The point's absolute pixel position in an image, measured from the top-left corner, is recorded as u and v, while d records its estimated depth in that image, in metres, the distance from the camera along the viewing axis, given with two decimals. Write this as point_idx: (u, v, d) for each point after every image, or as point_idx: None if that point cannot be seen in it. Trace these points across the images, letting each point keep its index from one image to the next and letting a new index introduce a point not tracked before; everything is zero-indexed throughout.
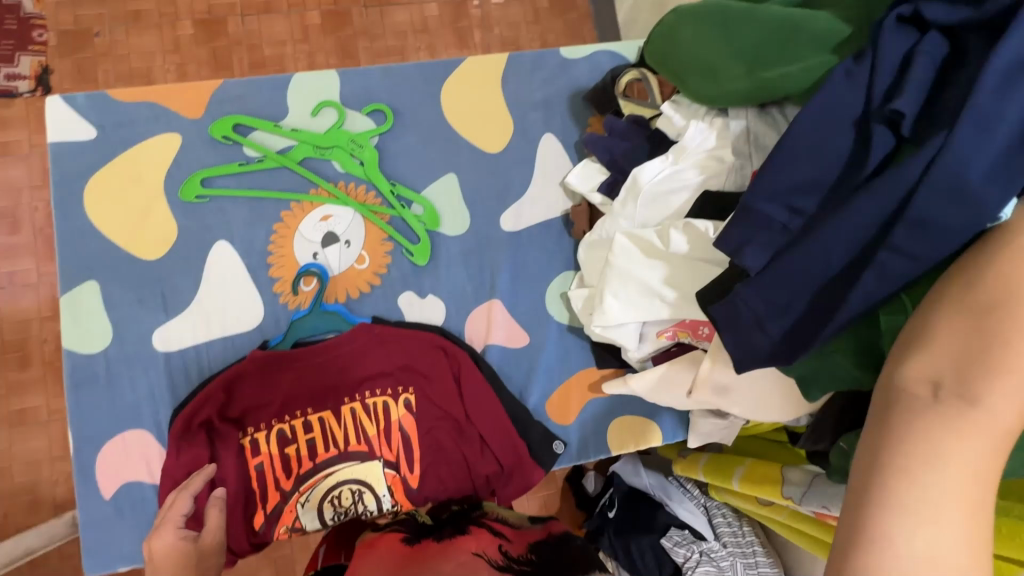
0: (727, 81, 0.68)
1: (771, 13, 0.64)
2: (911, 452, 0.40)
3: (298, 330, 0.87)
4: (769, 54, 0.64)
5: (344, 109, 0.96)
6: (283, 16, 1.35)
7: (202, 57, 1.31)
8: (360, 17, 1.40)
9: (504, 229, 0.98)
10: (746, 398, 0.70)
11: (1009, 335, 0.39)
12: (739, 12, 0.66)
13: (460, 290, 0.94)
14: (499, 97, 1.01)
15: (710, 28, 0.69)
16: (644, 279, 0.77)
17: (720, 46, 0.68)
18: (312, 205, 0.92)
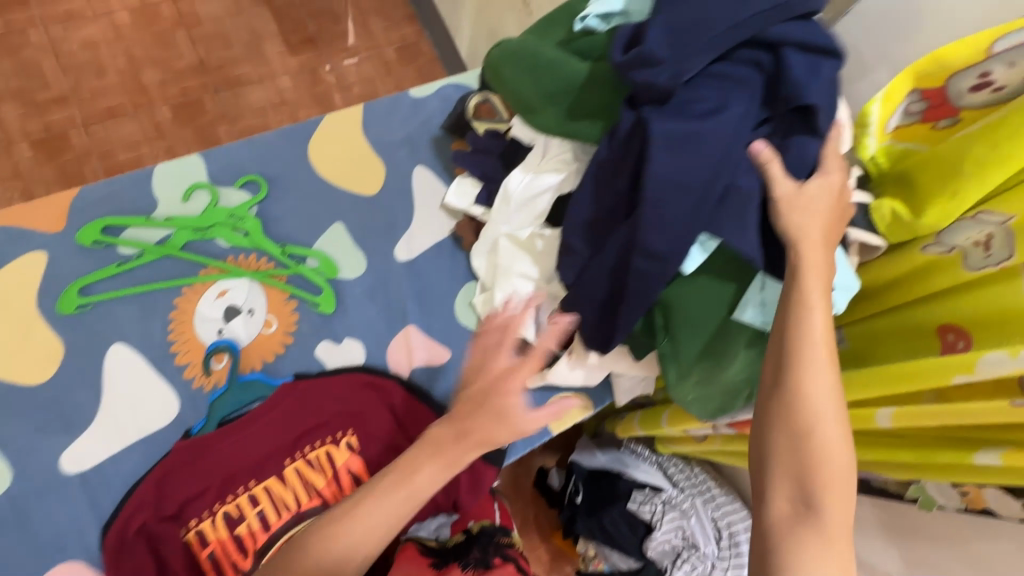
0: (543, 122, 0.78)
1: (572, 62, 0.74)
2: (803, 560, 0.52)
3: (220, 409, 0.86)
4: (569, 102, 0.76)
5: (216, 188, 0.97)
6: (130, 118, 1.72)
7: (50, 175, 1.62)
8: (210, 102, 1.80)
9: (400, 260, 1.02)
10: (620, 360, 0.88)
11: (819, 451, 0.55)
12: (544, 62, 0.76)
13: (374, 327, 0.98)
14: (364, 144, 1.07)
15: (523, 72, 0.78)
16: (521, 272, 0.88)
17: (532, 89, 0.78)
18: (205, 285, 0.92)
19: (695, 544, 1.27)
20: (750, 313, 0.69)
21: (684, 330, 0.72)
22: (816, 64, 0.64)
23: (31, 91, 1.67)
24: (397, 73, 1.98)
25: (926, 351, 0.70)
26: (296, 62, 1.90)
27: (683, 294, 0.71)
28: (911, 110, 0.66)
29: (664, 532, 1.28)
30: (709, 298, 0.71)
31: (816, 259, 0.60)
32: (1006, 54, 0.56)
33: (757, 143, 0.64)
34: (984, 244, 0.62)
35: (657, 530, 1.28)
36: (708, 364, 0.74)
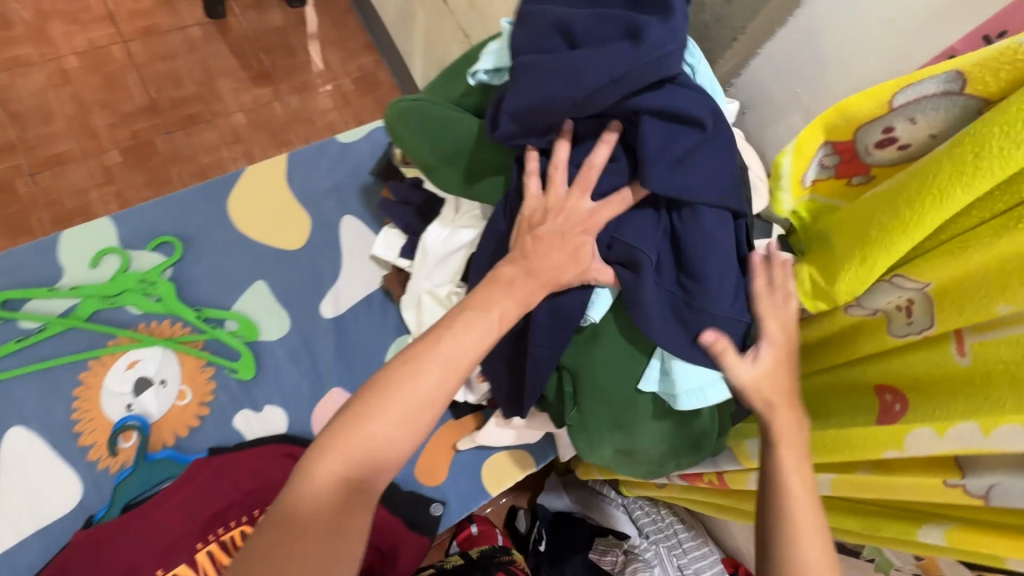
0: (447, 184, 0.77)
1: (465, 121, 0.74)
2: None
3: (125, 493, 0.81)
4: (464, 163, 0.75)
5: (126, 251, 0.92)
6: (80, 163, 1.69)
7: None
8: (163, 143, 1.77)
9: (326, 317, 0.98)
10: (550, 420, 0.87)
11: None
12: (437, 120, 0.74)
13: (296, 392, 0.93)
14: (289, 196, 1.03)
15: (419, 133, 0.76)
16: None
17: (427, 148, 0.76)
18: (113, 357, 0.87)
19: None
20: (648, 384, 0.70)
21: (590, 395, 0.73)
22: (681, 131, 0.60)
23: None
24: (356, 104, 1.95)
25: (864, 413, 0.64)
26: (250, 98, 1.87)
27: (587, 361, 0.72)
28: (824, 165, 0.60)
29: None
30: (612, 372, 0.71)
31: (786, 428, 0.59)
32: (906, 108, 0.51)
33: (708, 334, 0.62)
34: (907, 309, 0.57)
35: None
36: (619, 432, 0.76)
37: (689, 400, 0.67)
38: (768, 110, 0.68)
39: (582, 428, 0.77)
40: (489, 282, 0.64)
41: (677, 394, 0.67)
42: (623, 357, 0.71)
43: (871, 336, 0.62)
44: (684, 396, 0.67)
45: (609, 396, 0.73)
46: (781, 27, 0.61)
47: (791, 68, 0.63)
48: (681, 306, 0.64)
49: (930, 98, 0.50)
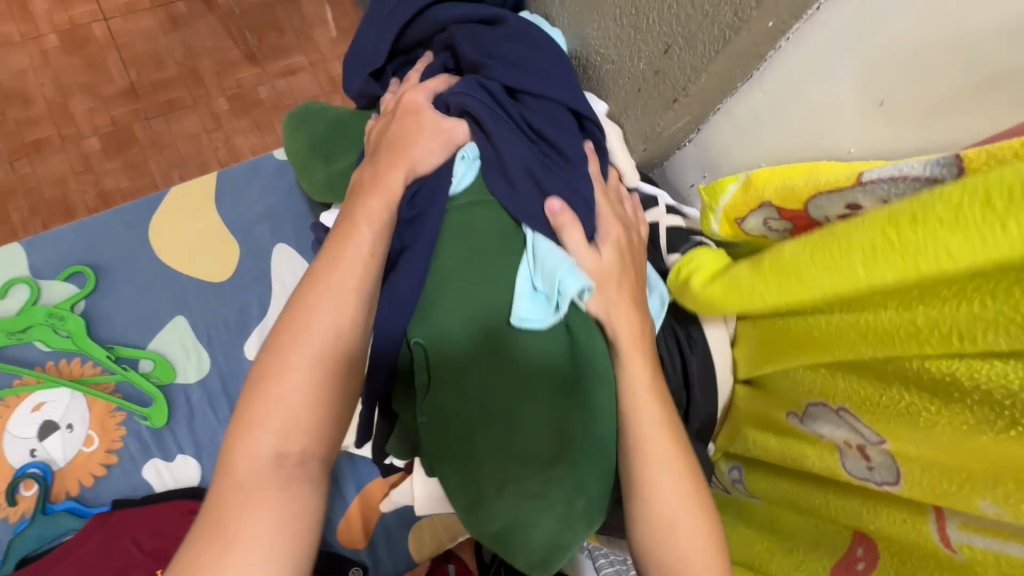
0: (312, 177, 0.69)
1: (342, 112, 0.71)
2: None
3: (21, 548, 0.77)
4: (333, 147, 0.69)
5: (36, 282, 0.86)
6: (58, 151, 1.62)
7: None
8: (144, 130, 1.67)
9: (248, 359, 0.89)
10: None
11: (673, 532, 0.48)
12: (314, 110, 0.72)
13: (212, 439, 0.86)
14: (217, 222, 0.94)
15: (294, 125, 0.71)
16: None
17: (299, 139, 0.71)
18: (18, 398, 0.82)
19: None
20: (524, 305, 0.51)
21: (451, 367, 0.51)
22: (485, 31, 0.60)
23: None
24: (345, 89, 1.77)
25: (825, 548, 0.52)
26: (233, 82, 1.73)
27: (435, 319, 0.51)
28: (773, 228, 0.46)
29: None
30: (472, 296, 0.51)
31: (616, 304, 0.52)
32: (873, 185, 0.36)
33: (553, 200, 0.53)
34: (859, 448, 0.44)
35: None
36: (499, 429, 0.52)
37: (570, 281, 0.49)
38: None
39: (439, 432, 0.53)
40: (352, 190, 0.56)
41: (557, 284, 0.49)
42: (481, 266, 0.52)
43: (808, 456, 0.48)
44: (563, 279, 0.49)
45: (467, 352, 0.51)
46: (745, 83, 0.48)
47: (756, 136, 0.49)
48: (536, 166, 0.54)
49: (911, 179, 0.35)
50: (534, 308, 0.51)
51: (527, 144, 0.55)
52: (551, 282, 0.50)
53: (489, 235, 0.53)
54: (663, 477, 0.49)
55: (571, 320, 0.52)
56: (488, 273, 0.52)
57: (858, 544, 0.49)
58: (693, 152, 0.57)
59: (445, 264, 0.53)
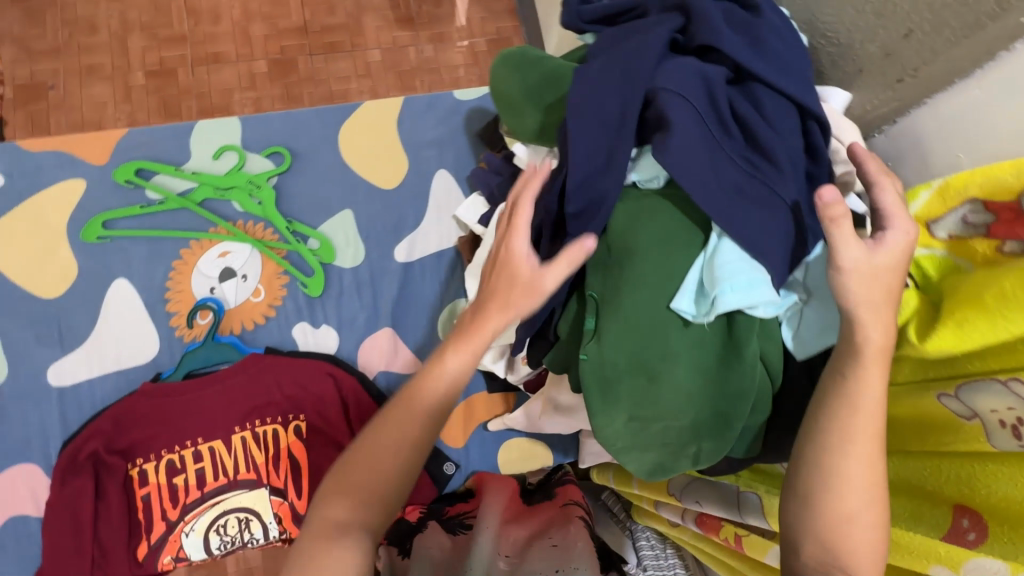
0: (523, 123, 0.76)
1: (552, 61, 0.74)
2: (810, 553, 0.57)
3: (190, 363, 0.91)
4: (547, 96, 0.74)
5: (244, 152, 1.01)
6: (230, 65, 1.72)
7: (151, 105, 1.66)
8: (304, 65, 1.76)
9: (397, 260, 1.01)
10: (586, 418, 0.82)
11: (846, 518, 0.55)
12: (531, 57, 0.75)
13: (352, 318, 0.97)
14: (394, 138, 1.06)
15: (507, 73, 0.76)
16: None
17: (514, 85, 0.75)
18: (210, 242, 0.97)
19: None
20: (684, 298, 0.60)
21: (623, 321, 0.61)
22: (741, 14, 0.63)
23: (155, 25, 1.71)
24: (484, 65, 1.85)
25: (926, 524, 0.56)
26: (389, 38, 1.83)
27: (620, 280, 0.62)
28: (971, 224, 0.52)
29: None
30: (661, 269, 0.61)
31: (866, 299, 0.52)
32: None
33: (827, 192, 0.52)
34: (1015, 427, 0.47)
35: None
36: (641, 381, 0.62)
37: (731, 296, 0.57)
38: (922, 168, 0.59)
39: (599, 372, 0.63)
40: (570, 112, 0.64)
41: (720, 295, 0.57)
42: (666, 248, 0.61)
43: (953, 432, 0.53)
44: (723, 291, 0.57)
45: (639, 313, 0.61)
46: (964, 79, 0.52)
47: (963, 129, 0.53)
48: (746, 181, 0.58)
49: None
50: (689, 301, 0.60)
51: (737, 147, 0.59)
52: (711, 287, 0.58)
53: (672, 224, 0.62)
54: (856, 467, 0.54)
55: (732, 316, 0.61)
56: (669, 255, 0.61)
57: (962, 516, 0.52)
58: (881, 142, 0.63)
59: (623, 225, 0.63)
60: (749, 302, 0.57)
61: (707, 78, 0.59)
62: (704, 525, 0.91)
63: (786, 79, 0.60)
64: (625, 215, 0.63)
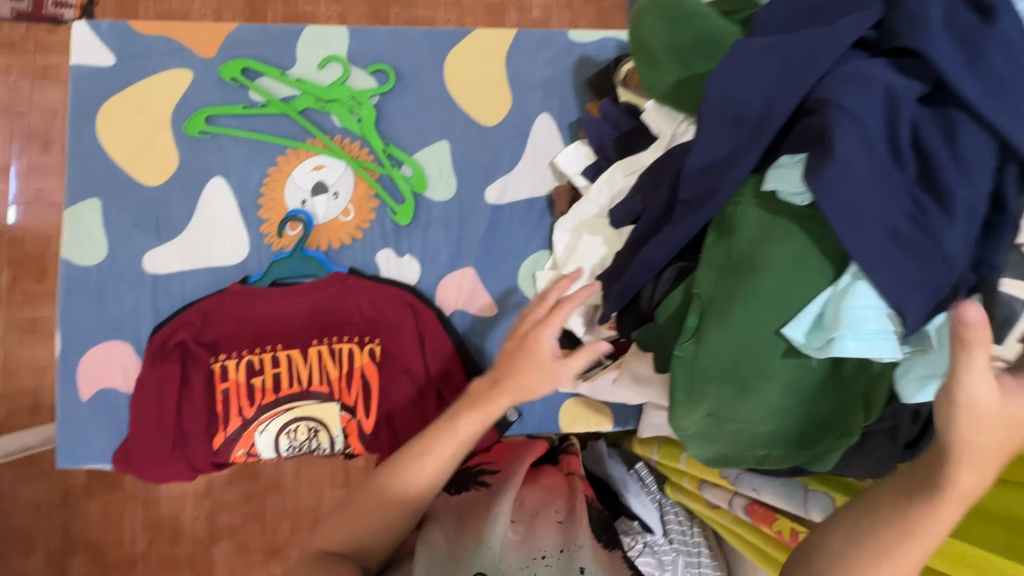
0: (657, 85, 0.71)
1: (712, 19, 0.66)
2: None
3: (278, 271, 0.91)
4: (696, 60, 0.66)
5: (349, 65, 0.98)
6: None
7: (239, 7, 1.57)
8: None
9: (487, 201, 0.98)
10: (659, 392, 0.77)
11: None
12: (687, 12, 0.67)
13: (436, 253, 0.96)
14: (500, 74, 1.02)
15: (658, 24, 0.69)
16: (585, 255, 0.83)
17: (661, 40, 0.69)
18: (306, 154, 0.95)
19: None
20: (799, 329, 0.52)
21: (730, 332, 0.55)
22: (969, 18, 0.49)
23: None
24: (578, 10, 1.73)
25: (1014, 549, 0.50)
26: None
27: (733, 289, 0.55)
28: None
29: None
30: (783, 287, 0.52)
31: (974, 442, 0.44)
32: None
33: (971, 311, 0.39)
34: None
35: None
36: (730, 391, 0.57)
37: (851, 344, 0.49)
38: None
39: (690, 370, 0.58)
40: (729, 71, 0.56)
41: (840, 338, 0.49)
42: (799, 259, 0.52)
43: None
44: (847, 337, 0.49)
45: (749, 327, 0.54)
46: None
47: None
48: (904, 223, 0.48)
49: None
50: (807, 333, 0.52)
51: (904, 183, 0.49)
52: (834, 325, 0.50)
53: (812, 236, 0.52)
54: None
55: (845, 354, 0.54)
56: (794, 274, 0.52)
57: None
58: None
59: (746, 230, 0.55)
60: (873, 355, 0.48)
61: (892, 95, 0.49)
62: (754, 514, 0.90)
63: (999, 105, 0.48)
64: (756, 223, 0.55)
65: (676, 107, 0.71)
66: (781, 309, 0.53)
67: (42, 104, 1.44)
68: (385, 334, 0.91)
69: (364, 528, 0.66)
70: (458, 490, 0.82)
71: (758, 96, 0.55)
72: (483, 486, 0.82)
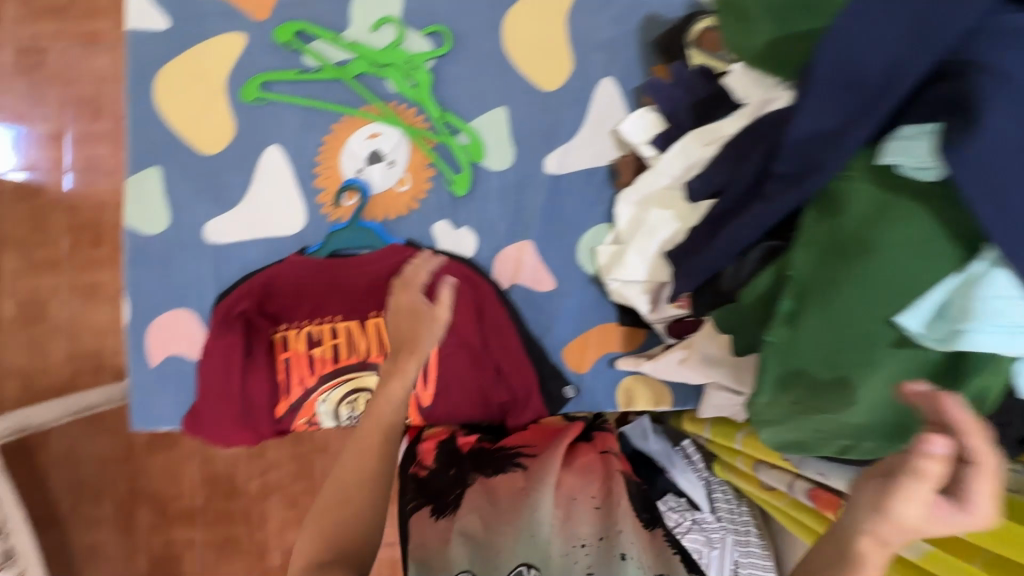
0: (748, 45, 0.66)
1: None
2: None
3: (336, 242, 0.91)
4: (795, 17, 0.60)
5: (404, 27, 0.94)
6: None
7: None
8: None
9: (546, 171, 0.94)
10: (731, 373, 0.74)
11: None
12: None
13: (493, 226, 0.94)
14: (561, 34, 0.96)
15: None
16: (655, 229, 0.80)
17: None
18: (361, 121, 0.93)
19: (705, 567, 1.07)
20: (918, 318, 0.47)
21: (835, 319, 0.51)
22: None
23: None
24: None
25: None
26: None
27: (841, 273, 0.50)
28: None
29: None
30: (903, 274, 0.47)
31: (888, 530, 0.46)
32: None
33: (940, 443, 0.42)
34: None
35: None
36: (827, 380, 0.53)
37: (983, 338, 0.45)
38: None
39: (783, 358, 0.55)
40: (847, 32, 0.51)
41: (970, 330, 0.45)
42: (923, 243, 0.47)
43: None
44: (979, 330, 0.45)
45: (860, 315, 0.50)
46: None
47: None
48: None
49: None
50: (929, 325, 0.47)
51: None
52: (963, 316, 0.45)
53: (939, 215, 0.47)
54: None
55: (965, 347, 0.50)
56: (917, 259, 0.47)
57: None
58: None
59: (858, 206, 0.51)
60: (1004, 349, 0.45)
61: None
62: (818, 499, 0.86)
63: None
64: (872, 199, 0.50)
65: (767, 71, 0.65)
66: (899, 297, 0.48)
67: (91, 73, 1.43)
68: (443, 308, 0.90)
69: (340, 519, 0.58)
70: (495, 473, 0.83)
71: (884, 58, 0.49)
72: (519, 468, 0.83)
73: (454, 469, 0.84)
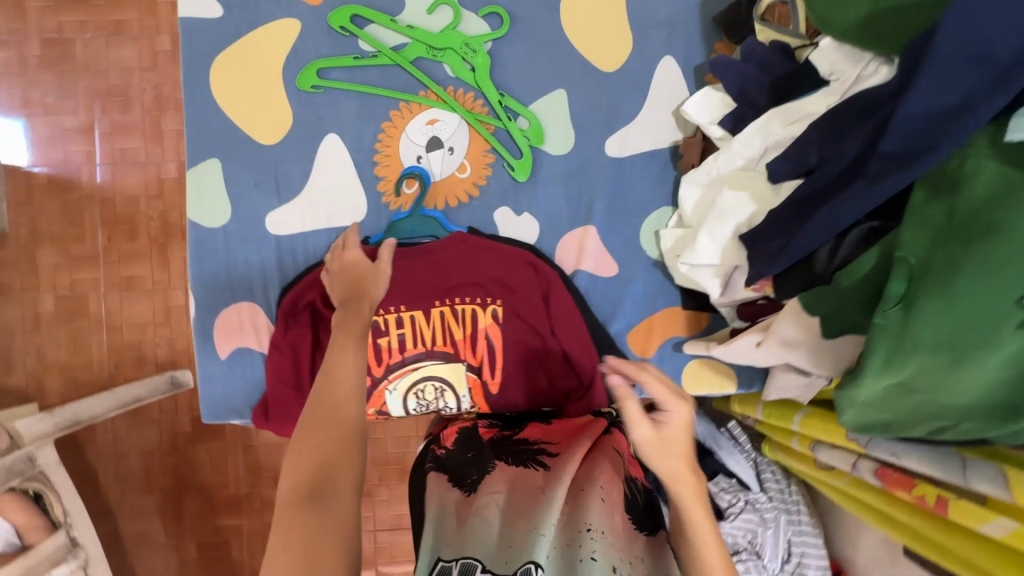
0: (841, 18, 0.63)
1: None
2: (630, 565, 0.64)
3: (397, 232, 0.90)
4: None
5: (460, 9, 0.91)
6: None
7: None
8: None
9: (608, 154, 0.93)
10: (813, 355, 0.70)
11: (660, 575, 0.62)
12: None
13: (557, 212, 0.93)
14: (620, 12, 0.93)
15: None
16: (729, 212, 0.77)
17: None
18: (419, 107, 0.91)
19: (759, 553, 1.07)
20: None
21: (955, 299, 0.50)
22: None
23: None
24: None
25: None
26: None
27: (963, 253, 0.49)
28: None
29: (732, 527, 1.08)
30: None
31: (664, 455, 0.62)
32: None
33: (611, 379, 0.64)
34: None
35: (725, 520, 1.09)
36: (940, 361, 0.52)
37: None
38: None
39: (892, 339, 0.55)
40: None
41: None
42: None
43: None
44: None
45: (984, 295, 0.49)
46: None
47: None
48: None
49: None
50: None
51: None
52: None
53: None
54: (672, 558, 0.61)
55: None
56: None
57: None
58: None
59: (981, 185, 0.49)
60: None
61: None
62: (887, 479, 0.81)
63: None
64: (999, 177, 0.48)
65: (860, 46, 0.63)
66: None
67: (117, 63, 1.36)
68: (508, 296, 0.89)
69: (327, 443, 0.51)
70: (515, 464, 0.72)
71: (1017, 30, 0.47)
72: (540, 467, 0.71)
73: (472, 452, 0.76)
